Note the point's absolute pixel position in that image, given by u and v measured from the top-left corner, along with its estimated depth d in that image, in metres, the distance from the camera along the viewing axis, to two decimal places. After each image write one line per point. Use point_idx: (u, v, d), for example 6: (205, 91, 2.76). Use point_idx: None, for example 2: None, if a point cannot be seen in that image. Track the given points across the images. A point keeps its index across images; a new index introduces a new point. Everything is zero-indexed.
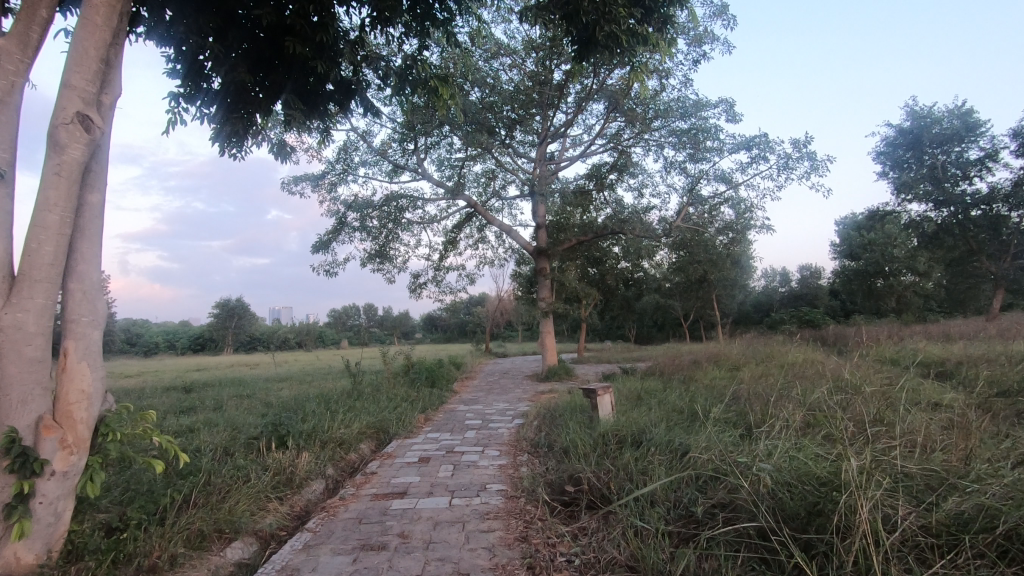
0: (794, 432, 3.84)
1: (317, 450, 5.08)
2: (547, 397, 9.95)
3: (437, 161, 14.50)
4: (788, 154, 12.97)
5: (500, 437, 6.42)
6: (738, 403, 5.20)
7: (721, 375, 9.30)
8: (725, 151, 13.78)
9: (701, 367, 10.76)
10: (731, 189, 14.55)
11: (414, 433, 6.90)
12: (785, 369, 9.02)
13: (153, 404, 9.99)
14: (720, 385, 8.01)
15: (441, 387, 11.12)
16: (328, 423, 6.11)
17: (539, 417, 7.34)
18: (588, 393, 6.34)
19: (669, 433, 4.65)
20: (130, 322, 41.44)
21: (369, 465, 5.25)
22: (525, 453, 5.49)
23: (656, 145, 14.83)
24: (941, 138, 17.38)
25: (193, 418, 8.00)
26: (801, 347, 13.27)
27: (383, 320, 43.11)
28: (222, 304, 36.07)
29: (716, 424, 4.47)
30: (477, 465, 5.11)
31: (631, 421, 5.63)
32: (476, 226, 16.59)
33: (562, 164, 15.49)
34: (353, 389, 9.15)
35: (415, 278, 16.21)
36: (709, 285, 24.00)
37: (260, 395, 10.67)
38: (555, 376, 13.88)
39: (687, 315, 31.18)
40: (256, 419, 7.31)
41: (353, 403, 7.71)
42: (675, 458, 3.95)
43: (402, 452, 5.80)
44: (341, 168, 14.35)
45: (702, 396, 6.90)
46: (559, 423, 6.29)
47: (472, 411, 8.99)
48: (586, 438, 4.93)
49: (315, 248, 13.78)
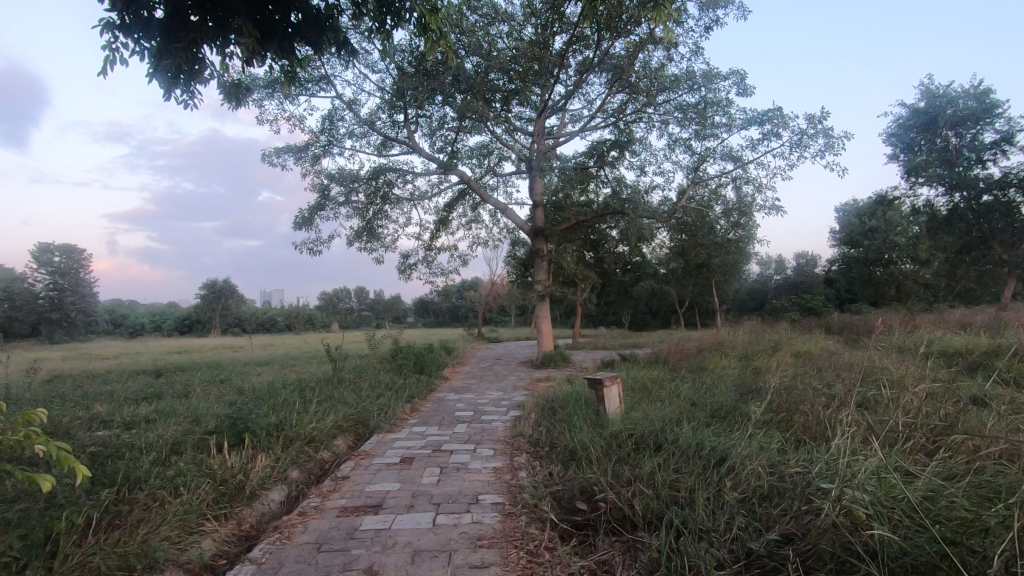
0: (864, 443, 3.09)
1: (279, 450, 4.31)
2: (544, 386, 9.26)
3: (429, 133, 13.62)
4: (802, 131, 12.22)
5: (495, 432, 5.68)
6: (775, 402, 4.48)
7: (732, 365, 8.64)
8: (735, 128, 12.98)
9: (708, 355, 10.11)
10: (739, 168, 13.78)
11: (398, 426, 6.13)
12: (802, 360, 8.31)
13: (116, 389, 9.20)
14: (735, 378, 7.29)
15: (430, 373, 10.38)
16: (298, 417, 5.34)
17: (537, 409, 6.62)
18: (594, 384, 5.60)
19: (697, 435, 3.93)
20: (115, 303, 40.67)
21: (342, 466, 4.51)
22: (523, 454, 4.75)
23: (661, 120, 13.99)
24: (956, 120, 16.61)
25: (152, 406, 7.21)
26: (809, 336, 12.62)
27: (373, 304, 42.30)
28: (209, 286, 35.25)
29: (757, 429, 3.73)
30: (468, 468, 4.37)
31: (645, 418, 4.91)
32: (469, 204, 15.77)
33: (561, 139, 14.65)
34: (333, 376, 8.37)
35: (403, 259, 15.38)
36: (709, 270, 23.33)
37: (236, 380, 9.92)
38: (550, 363, 13.20)
39: (683, 301, 30.55)
40: (222, 408, 6.53)
41: (330, 391, 6.93)
42: (713, 471, 3.22)
43: (381, 451, 5.03)
44: (325, 140, 13.45)
45: (721, 391, 6.18)
46: (561, 418, 5.53)
47: (463, 400, 8.26)
48: (598, 439, 4.21)
49: (297, 224, 12.91)
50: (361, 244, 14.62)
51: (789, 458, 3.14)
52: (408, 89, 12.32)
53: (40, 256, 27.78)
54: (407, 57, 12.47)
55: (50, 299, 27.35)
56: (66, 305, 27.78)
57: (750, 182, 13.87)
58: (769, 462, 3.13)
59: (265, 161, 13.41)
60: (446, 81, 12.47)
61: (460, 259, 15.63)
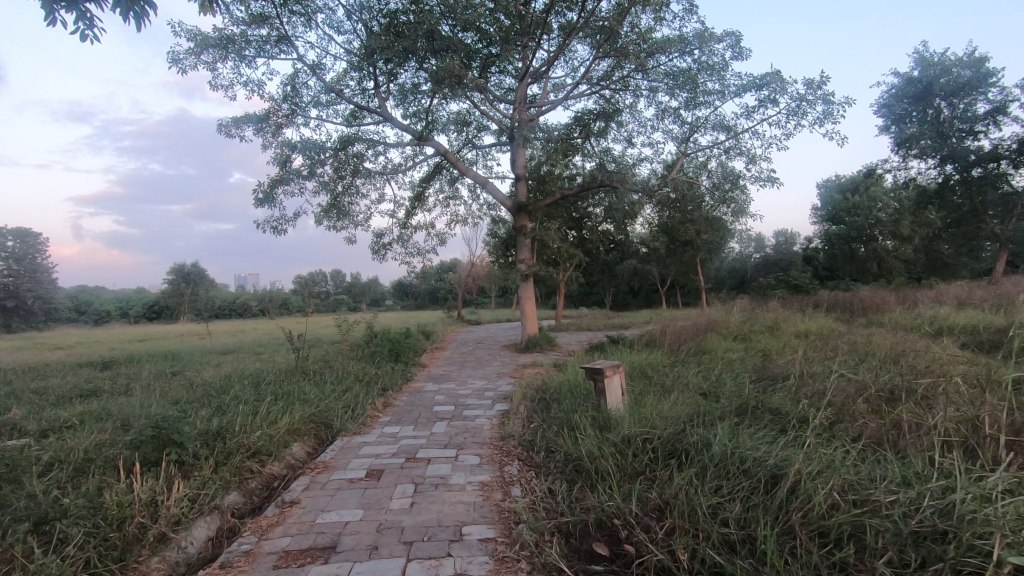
0: (976, 469, 2.35)
1: (211, 471, 3.43)
2: (530, 373, 8.48)
3: (402, 102, 12.55)
4: (801, 96, 11.47)
5: (479, 434, 4.86)
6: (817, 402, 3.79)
7: (734, 348, 7.97)
8: (729, 96, 12.19)
9: (704, 337, 9.44)
10: (731, 139, 13.03)
11: (367, 427, 5.28)
12: (809, 342, 7.66)
13: (49, 386, 8.10)
14: (743, 364, 6.59)
15: (406, 360, 9.51)
16: (243, 423, 4.45)
17: (527, 403, 5.85)
18: (592, 373, 4.83)
19: (733, 442, 3.18)
20: (78, 289, 38.54)
21: (295, 485, 3.67)
22: (515, 462, 3.96)
23: (650, 88, 13.12)
24: (950, 89, 16.03)
25: (80, 408, 6.19)
26: (803, 314, 12.06)
27: (349, 286, 40.80)
28: (177, 270, 33.56)
29: (811, 437, 2.98)
30: (449, 484, 3.56)
31: (654, 414, 4.16)
32: (447, 179, 14.77)
33: (544, 108, 13.67)
34: (297, 368, 7.43)
35: (377, 238, 14.34)
36: (694, 248, 22.71)
37: (190, 373, 8.93)
38: (536, 347, 12.45)
39: (666, 280, 29.98)
40: (161, 410, 5.58)
41: (289, 387, 6.03)
42: (771, 499, 2.48)
43: (343, 462, 4.17)
44: (288, 108, 12.27)
45: (736, 381, 5.47)
46: (556, 417, 4.75)
47: (443, 391, 7.45)
48: (609, 446, 3.46)
49: (258, 201, 11.77)
50: (331, 222, 13.55)
51: (872, 483, 2.41)
52: (377, 50, 11.19)
53: None
54: (375, 15, 11.32)
55: (4, 287, 25.54)
56: (21, 293, 25.91)
57: (743, 154, 13.13)
58: (845, 486, 2.40)
59: (222, 131, 12.19)
60: (418, 42, 11.36)
61: (438, 238, 14.66)
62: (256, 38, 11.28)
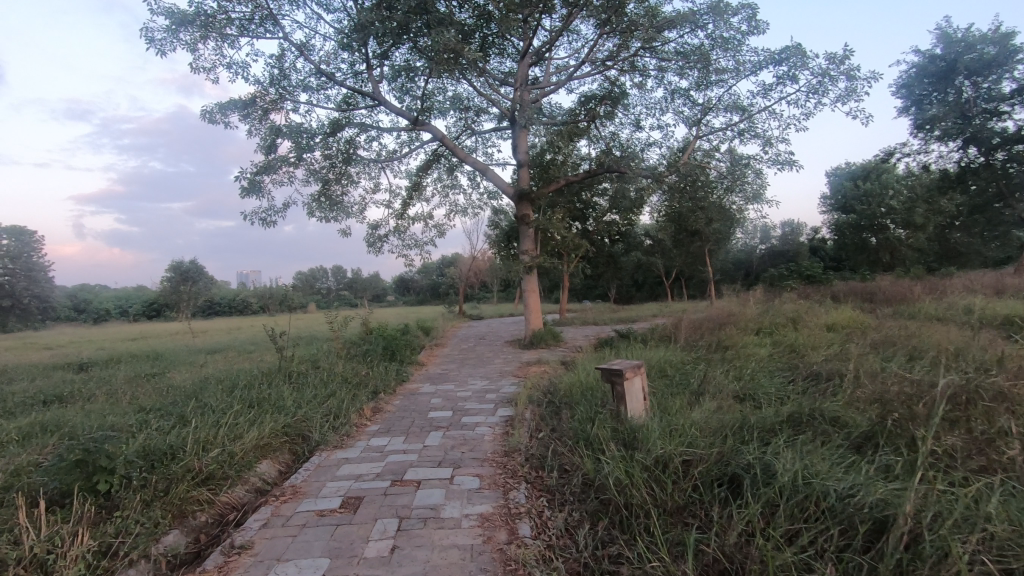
0: None
1: (140, 507, 2.75)
2: (536, 371, 7.82)
3: (396, 84, 11.80)
4: (823, 72, 10.67)
5: (479, 447, 4.16)
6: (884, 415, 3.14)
7: (758, 343, 7.29)
8: (744, 74, 11.42)
9: (722, 331, 8.77)
10: (746, 120, 12.27)
11: (351, 439, 4.60)
12: (842, 336, 6.95)
13: (13, 392, 7.41)
14: (774, 361, 5.91)
15: (402, 359, 8.84)
16: (198, 439, 3.77)
17: (534, 408, 5.18)
18: (610, 376, 4.13)
19: (805, 469, 2.50)
20: (77, 287, 37.85)
21: (251, 520, 2.99)
22: (522, 486, 3.27)
23: (659, 67, 12.32)
24: (974, 68, 15.18)
25: (32, 419, 5.49)
26: (825, 306, 11.35)
27: (350, 281, 40.09)
28: (176, 268, 32.92)
29: (917, 471, 2.30)
30: (441, 519, 2.87)
31: (688, 424, 3.47)
32: (445, 169, 14.04)
33: (547, 90, 12.87)
34: (279, 369, 6.74)
35: (372, 230, 13.63)
36: (701, 238, 21.97)
37: (170, 375, 8.26)
38: (541, 343, 11.80)
39: (671, 272, 29.28)
40: (119, 420, 4.91)
41: (267, 393, 5.35)
42: (881, 564, 1.82)
43: (315, 486, 3.48)
44: (275, 92, 11.52)
45: (774, 384, 4.78)
46: (570, 428, 4.06)
47: (441, 393, 6.79)
48: (642, 472, 2.78)
49: (244, 191, 11.03)
50: (324, 215, 12.79)
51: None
52: (367, 28, 10.44)
53: None
54: None
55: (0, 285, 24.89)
56: (18, 293, 25.32)
57: (757, 136, 12.35)
58: (990, 547, 1.75)
59: (206, 118, 11.45)
60: (413, 21, 10.60)
61: (437, 230, 13.95)
62: (239, 17, 10.54)
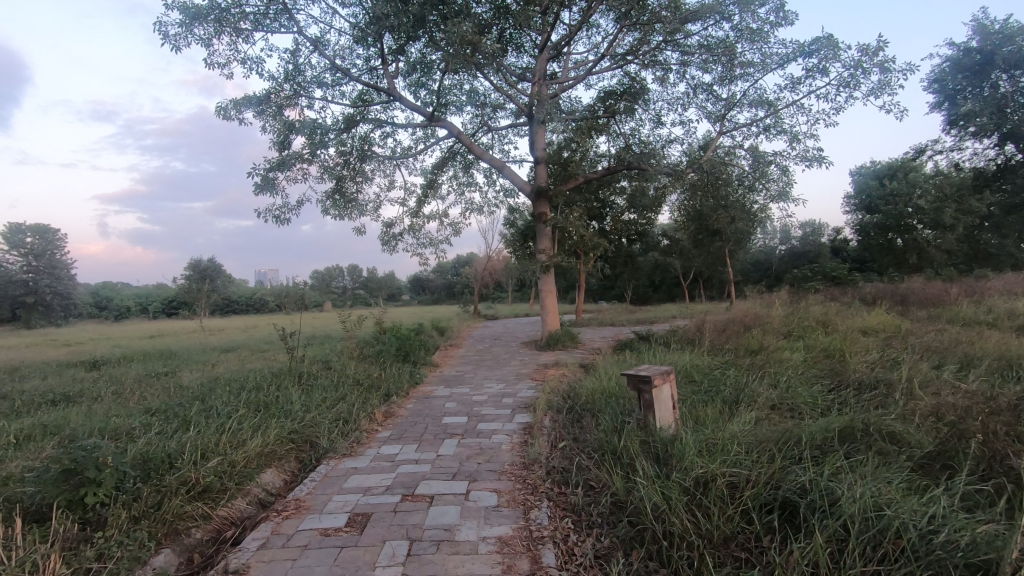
0: None
1: (126, 526, 2.51)
2: (554, 374, 7.53)
3: (411, 79, 11.56)
4: (855, 64, 10.21)
5: (496, 458, 3.88)
6: (951, 435, 2.84)
7: (789, 348, 6.90)
8: (770, 68, 11.00)
9: (749, 334, 8.39)
10: (772, 116, 11.82)
11: (361, 446, 4.34)
12: (881, 341, 6.54)
13: (22, 390, 7.28)
14: (811, 368, 5.54)
15: (416, 360, 8.59)
16: (197, 447, 3.53)
17: (554, 416, 4.87)
18: (637, 383, 3.79)
19: (875, 498, 2.18)
20: (98, 285, 38.33)
21: (249, 539, 2.74)
22: (545, 504, 2.98)
23: (682, 61, 11.92)
24: (1013, 61, 14.52)
25: (36, 419, 5.32)
26: (855, 308, 10.87)
27: (366, 281, 40.10)
28: (195, 266, 33.17)
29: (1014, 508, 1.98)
30: (456, 542, 2.59)
31: (727, 438, 3.15)
32: (461, 166, 13.79)
33: (566, 85, 12.53)
34: (289, 370, 6.54)
35: (387, 228, 13.44)
36: (722, 238, 21.46)
37: (181, 374, 8.10)
38: (558, 344, 11.49)
39: (689, 273, 28.75)
40: (122, 422, 4.73)
41: (274, 396, 5.12)
42: None
43: (321, 500, 3.23)
44: (290, 88, 11.35)
45: (815, 394, 4.41)
46: (595, 440, 3.75)
47: (456, 397, 6.52)
48: (681, 496, 2.48)
49: (258, 188, 10.89)
50: (338, 212, 12.61)
51: None
52: (382, 22, 10.22)
53: (11, 237, 25.57)
54: None
55: (25, 282, 25.32)
56: (41, 290, 25.65)
57: (784, 132, 11.90)
58: None
59: (220, 114, 11.33)
60: (429, 15, 10.35)
61: (453, 228, 13.72)
62: (253, 11, 10.38)
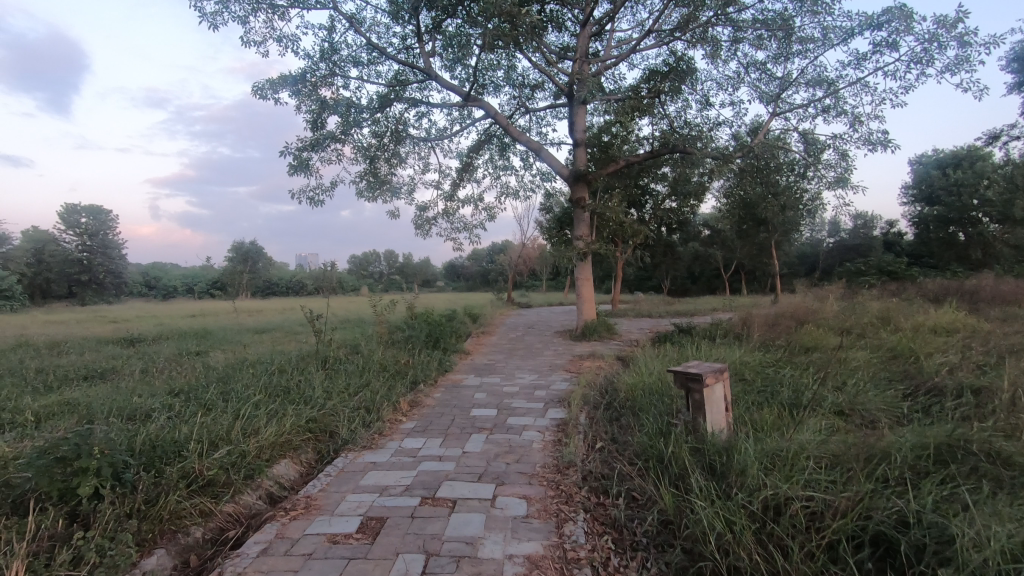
0: None
1: (114, 525, 2.25)
2: (591, 366, 7.12)
3: (447, 56, 11.17)
4: (930, 38, 9.29)
5: (527, 458, 3.52)
6: None
7: (851, 346, 6.30)
8: (832, 43, 10.16)
9: (803, 330, 7.78)
10: (832, 96, 10.96)
11: (383, 438, 4.05)
12: (958, 342, 5.87)
13: (60, 365, 7.33)
14: (880, 369, 4.97)
15: (447, 347, 8.32)
16: (207, 434, 3.30)
17: (591, 413, 4.48)
18: (687, 381, 3.34)
19: (1005, 543, 1.72)
20: (149, 266, 39.77)
21: (251, 543, 2.47)
22: (581, 518, 2.61)
23: (734, 37, 11.15)
24: None
25: (63, 396, 5.25)
26: (919, 305, 10.04)
27: (401, 267, 40.32)
28: (237, 248, 33.96)
29: None
30: (479, 560, 2.25)
31: (796, 450, 2.69)
32: (497, 150, 13.39)
33: (608, 63, 11.91)
34: (317, 353, 6.34)
35: (421, 212, 13.19)
36: (768, 228, 20.43)
37: (213, 354, 8.05)
38: (594, 335, 11.06)
39: (731, 265, 27.72)
40: (141, 402, 4.57)
41: (296, 381, 4.89)
42: None
43: (335, 498, 2.95)
44: (325, 67, 11.14)
45: (892, 401, 3.88)
46: (638, 444, 3.34)
47: (486, 386, 6.21)
48: (747, 523, 2.07)
49: (293, 169, 10.76)
50: (372, 195, 12.41)
51: None
52: None
53: (67, 217, 26.60)
54: None
55: (79, 261, 26.34)
56: (95, 268, 26.64)
57: (844, 113, 11.02)
58: None
59: (258, 94, 11.23)
60: None
61: (488, 213, 13.36)
62: None
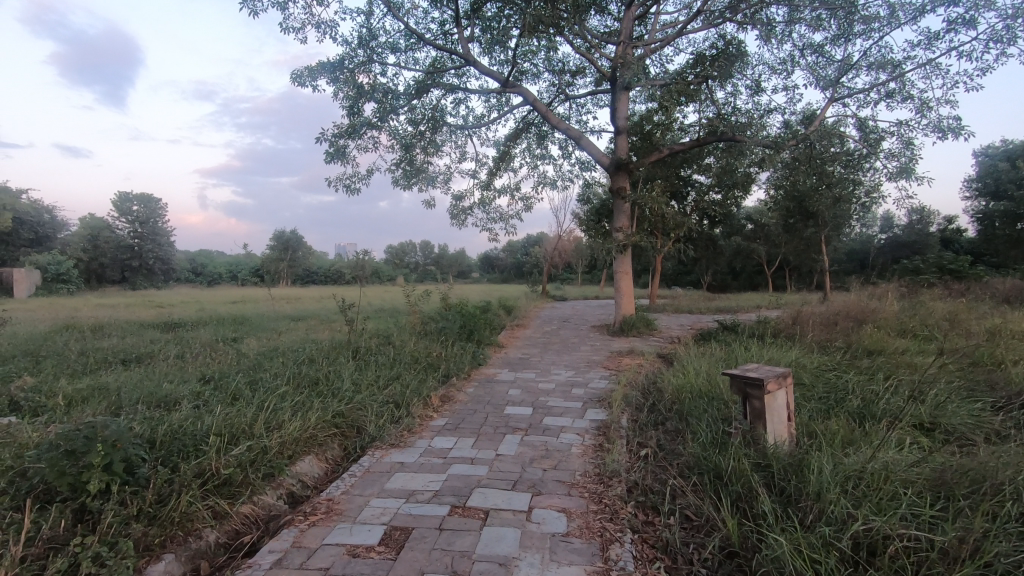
0: None
1: (118, 528, 2.07)
2: (631, 363, 6.77)
3: (486, 41, 10.87)
4: (1013, 13, 8.46)
5: (566, 465, 3.23)
6: None
7: (920, 350, 5.76)
8: (899, 23, 9.40)
9: (862, 330, 7.22)
10: (897, 80, 10.18)
11: (411, 435, 3.83)
12: None
13: (100, 349, 7.39)
14: (959, 377, 4.46)
15: (481, 339, 8.09)
16: (228, 427, 3.12)
17: (634, 416, 4.15)
18: (748, 386, 2.96)
19: None
20: (195, 252, 40.90)
21: (264, 551, 2.26)
22: (628, 540, 2.30)
23: (789, 18, 10.47)
24: None
25: (97, 380, 5.22)
26: (989, 307, 9.27)
27: (437, 257, 40.35)
28: (278, 236, 34.54)
29: None
30: None
31: (883, 470, 2.30)
32: (536, 138, 13.04)
33: (653, 48, 11.38)
34: (349, 343, 6.20)
35: (456, 201, 12.99)
36: (818, 223, 19.45)
37: (247, 340, 8.03)
38: (632, 330, 10.67)
39: (775, 261, 26.63)
40: (171, 389, 4.49)
41: (324, 372, 4.72)
42: None
43: (358, 503, 2.73)
44: (363, 54, 11.00)
45: (980, 416, 3.41)
46: (690, 455, 3.00)
47: (521, 382, 5.94)
48: (835, 565, 1.74)
49: (330, 157, 10.70)
50: (408, 184, 12.26)
51: None
52: None
53: (120, 204, 27.47)
54: None
55: (130, 247, 27.20)
56: (144, 254, 27.43)
57: (910, 99, 10.22)
58: None
59: (297, 81, 11.20)
60: None
61: (524, 203, 13.06)
62: None
